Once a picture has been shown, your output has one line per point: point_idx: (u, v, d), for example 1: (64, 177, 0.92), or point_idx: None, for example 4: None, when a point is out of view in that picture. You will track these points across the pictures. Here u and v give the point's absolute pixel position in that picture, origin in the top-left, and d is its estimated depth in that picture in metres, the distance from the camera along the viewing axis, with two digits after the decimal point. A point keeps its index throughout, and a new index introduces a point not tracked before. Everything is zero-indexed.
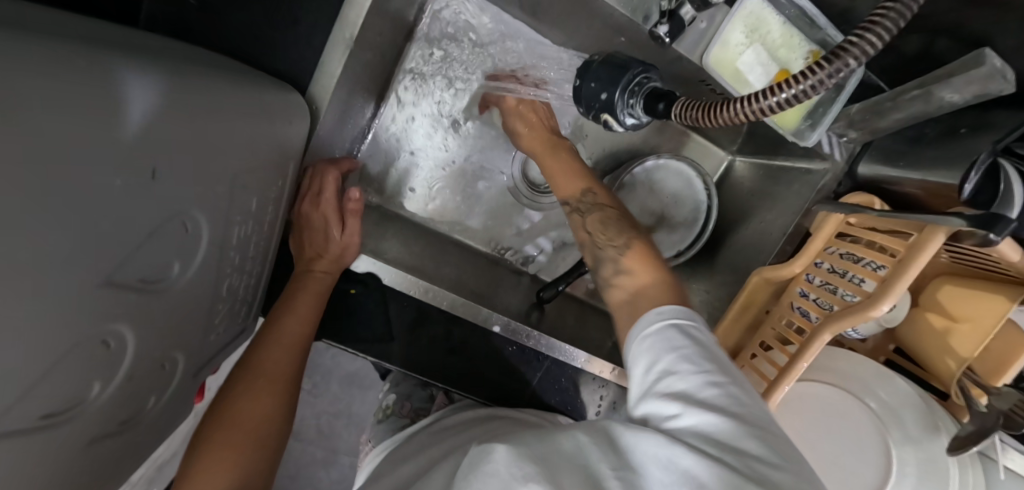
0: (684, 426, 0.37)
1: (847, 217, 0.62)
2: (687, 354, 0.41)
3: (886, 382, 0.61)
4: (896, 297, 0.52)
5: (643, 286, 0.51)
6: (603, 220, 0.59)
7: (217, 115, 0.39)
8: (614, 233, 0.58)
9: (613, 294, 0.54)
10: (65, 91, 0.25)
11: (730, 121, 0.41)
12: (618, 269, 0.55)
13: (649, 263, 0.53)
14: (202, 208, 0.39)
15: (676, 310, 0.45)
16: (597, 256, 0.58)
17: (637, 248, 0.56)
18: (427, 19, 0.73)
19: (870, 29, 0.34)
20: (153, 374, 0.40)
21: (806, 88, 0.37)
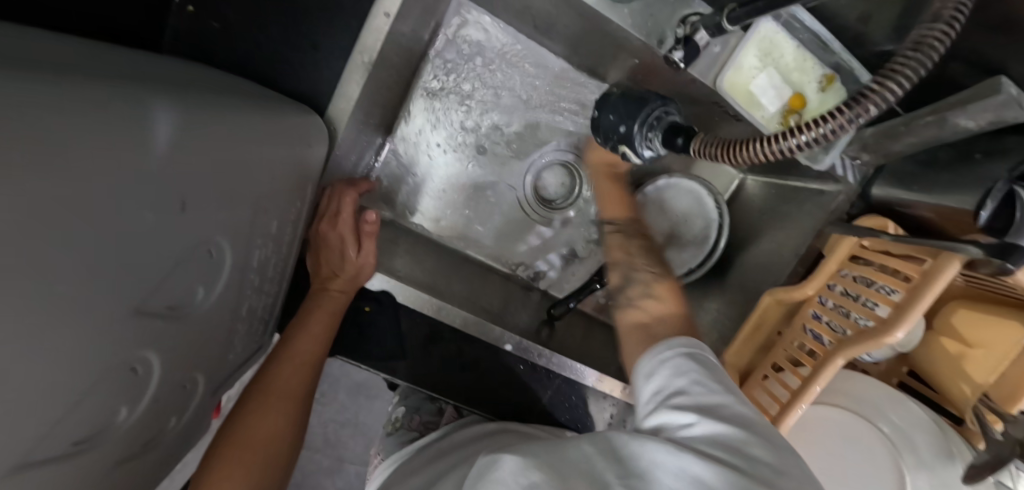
0: (697, 439, 0.39)
1: (860, 240, 0.61)
2: (694, 376, 0.43)
3: (900, 406, 0.60)
4: (910, 324, 0.52)
5: (669, 313, 0.52)
6: (646, 251, 0.62)
7: (241, 142, 0.39)
8: (651, 264, 0.60)
9: (627, 317, 0.55)
10: (101, 128, 0.26)
11: (751, 160, 0.42)
12: (648, 294, 0.55)
13: (677, 297, 0.55)
14: (226, 233, 0.40)
15: (691, 342, 0.47)
16: (627, 276, 0.59)
17: (670, 282, 0.57)
18: (442, 39, 0.73)
19: (893, 76, 0.34)
20: (175, 395, 0.40)
21: (827, 130, 0.37)
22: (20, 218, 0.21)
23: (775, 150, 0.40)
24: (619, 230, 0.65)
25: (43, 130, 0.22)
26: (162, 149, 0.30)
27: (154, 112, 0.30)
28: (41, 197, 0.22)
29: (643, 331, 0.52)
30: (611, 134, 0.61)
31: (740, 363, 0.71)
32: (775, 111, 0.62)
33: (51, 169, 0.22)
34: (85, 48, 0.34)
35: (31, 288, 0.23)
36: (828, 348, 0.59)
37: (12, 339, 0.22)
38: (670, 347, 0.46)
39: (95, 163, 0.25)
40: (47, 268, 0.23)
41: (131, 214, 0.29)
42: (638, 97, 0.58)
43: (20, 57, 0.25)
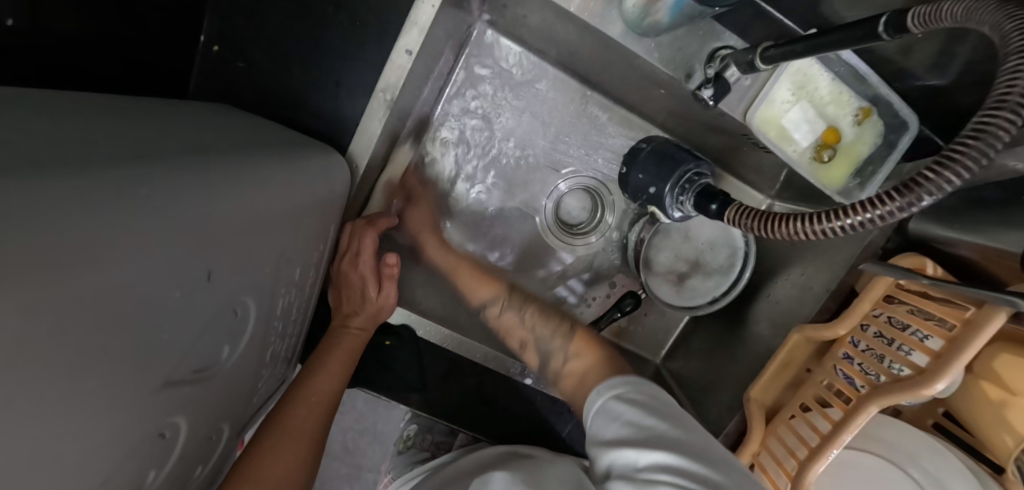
0: (642, 469, 0.41)
1: (896, 281, 0.59)
2: (627, 413, 0.47)
3: (936, 455, 0.58)
4: (950, 376, 0.50)
5: (590, 364, 0.59)
6: (540, 311, 0.69)
7: (265, 199, 0.39)
8: (552, 324, 0.67)
9: (568, 379, 0.60)
10: (128, 219, 0.26)
11: (791, 236, 0.41)
12: (567, 358, 0.62)
13: (593, 344, 0.62)
14: (251, 290, 0.40)
15: (616, 380, 0.52)
16: (543, 349, 0.66)
17: (580, 335, 0.65)
18: (466, 62, 0.73)
19: (948, 165, 0.31)
20: (201, 447, 0.41)
21: (872, 216, 0.34)
22: (44, 333, 0.21)
23: (815, 231, 0.38)
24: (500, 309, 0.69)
25: (68, 236, 0.22)
26: (189, 225, 0.30)
27: (179, 185, 0.30)
28: (67, 306, 0.22)
29: (578, 390, 0.57)
30: (641, 194, 0.66)
31: (766, 400, 0.69)
32: (807, 146, 0.60)
33: (84, 273, 0.22)
34: (117, 114, 0.35)
35: (58, 392, 0.22)
36: (860, 393, 0.57)
37: (38, 446, 0.22)
38: (601, 391, 0.52)
39: (123, 256, 0.25)
40: (74, 369, 0.23)
41: (158, 295, 0.29)
42: (672, 156, 0.62)
43: (60, 148, 0.25)
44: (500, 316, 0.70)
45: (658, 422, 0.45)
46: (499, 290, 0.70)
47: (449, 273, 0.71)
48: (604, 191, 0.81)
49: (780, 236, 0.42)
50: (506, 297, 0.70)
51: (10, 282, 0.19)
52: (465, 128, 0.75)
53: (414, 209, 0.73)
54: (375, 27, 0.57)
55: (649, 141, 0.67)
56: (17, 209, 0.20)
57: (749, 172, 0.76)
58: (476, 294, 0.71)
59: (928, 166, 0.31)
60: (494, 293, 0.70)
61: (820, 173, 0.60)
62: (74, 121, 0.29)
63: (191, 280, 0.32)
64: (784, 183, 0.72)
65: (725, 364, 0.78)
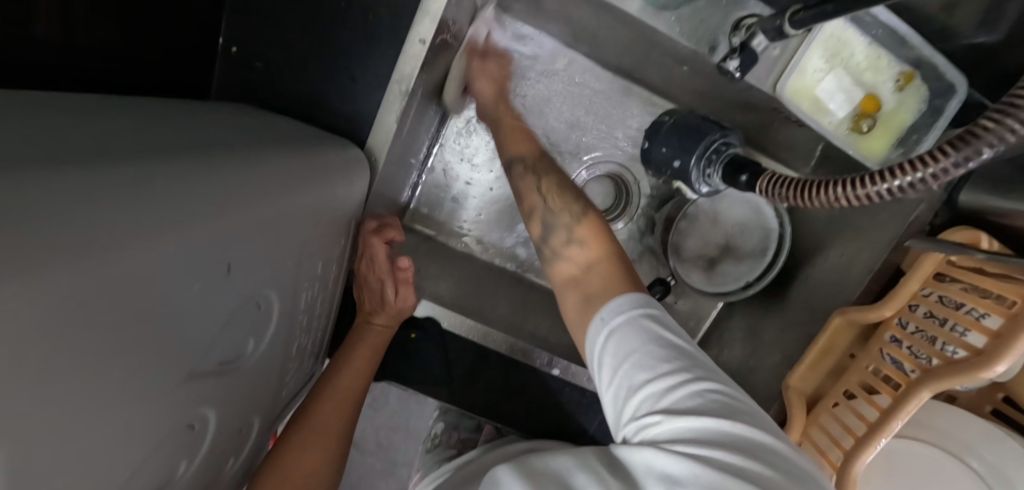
0: (663, 435, 0.34)
1: (947, 257, 0.55)
2: (644, 359, 0.38)
3: (996, 443, 0.54)
4: (1013, 357, 0.46)
5: (594, 263, 0.48)
6: (560, 184, 0.54)
7: (286, 192, 0.39)
8: (569, 196, 0.53)
9: (564, 264, 0.50)
10: (154, 213, 0.26)
11: (830, 204, 0.40)
12: (569, 240, 0.50)
13: (600, 233, 0.50)
14: (273, 285, 0.40)
15: (624, 298, 0.42)
16: (545, 223, 0.52)
17: (590, 218, 0.51)
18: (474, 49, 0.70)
19: (1010, 113, 0.29)
20: (231, 439, 0.41)
21: (926, 175, 0.33)
22: (77, 325, 0.21)
23: (859, 195, 0.38)
24: (526, 169, 0.56)
25: (102, 227, 0.22)
26: (214, 218, 0.31)
27: (202, 180, 0.30)
28: (98, 298, 0.22)
29: (575, 285, 0.47)
30: (664, 169, 0.64)
31: (807, 388, 0.65)
32: (844, 116, 0.56)
33: (117, 270, 0.23)
34: (137, 113, 0.35)
35: (86, 385, 0.22)
36: (911, 377, 0.53)
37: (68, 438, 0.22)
38: (603, 317, 0.42)
39: (151, 250, 0.25)
40: (107, 362, 0.24)
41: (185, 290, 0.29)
42: (696, 129, 0.60)
43: (88, 147, 0.26)
44: (521, 177, 0.56)
45: (679, 373, 0.37)
46: (530, 153, 0.57)
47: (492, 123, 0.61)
48: (630, 176, 0.79)
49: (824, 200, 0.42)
50: (535, 159, 0.57)
51: (41, 270, 0.19)
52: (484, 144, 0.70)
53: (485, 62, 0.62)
54: (388, 20, 0.58)
55: (671, 113, 0.65)
56: (40, 205, 0.20)
57: (780, 149, 0.72)
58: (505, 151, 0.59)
59: (989, 115, 0.30)
60: (528, 151, 0.58)
61: (859, 144, 0.57)
62: (96, 120, 0.30)
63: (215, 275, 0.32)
64: (821, 158, 0.68)
65: (762, 350, 0.75)
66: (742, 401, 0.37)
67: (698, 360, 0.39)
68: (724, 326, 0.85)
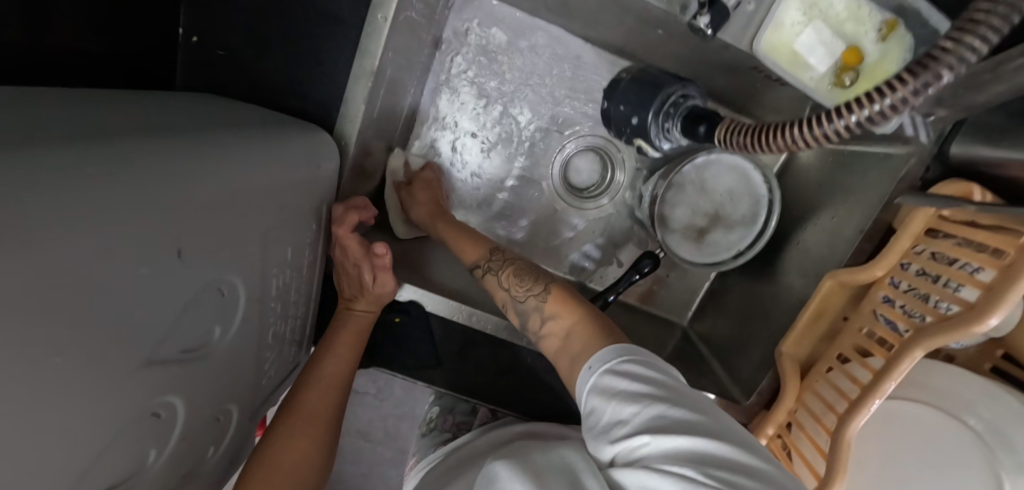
0: (652, 457, 0.35)
1: (939, 211, 0.53)
2: (628, 392, 0.39)
3: (994, 402, 0.52)
4: (1005, 308, 0.44)
5: (570, 331, 0.50)
6: (518, 272, 0.58)
7: (245, 175, 0.39)
8: (529, 281, 0.56)
9: (547, 341, 0.52)
10: (88, 194, 0.25)
11: (786, 148, 0.42)
12: (543, 319, 0.53)
13: (567, 302, 0.53)
14: (238, 271, 0.39)
15: (606, 351, 0.44)
16: (519, 310, 0.56)
17: (555, 291, 0.54)
18: (450, 31, 0.71)
19: (960, 43, 0.32)
20: (209, 427, 0.41)
21: (886, 105, 0.35)
22: (10, 307, 0.20)
23: (817, 135, 0.39)
24: (487, 269, 0.60)
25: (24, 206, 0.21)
26: (161, 200, 0.30)
27: (142, 163, 0.30)
28: (29, 280, 0.21)
29: (561, 357, 0.49)
30: (625, 126, 0.68)
31: (801, 353, 0.64)
32: (826, 71, 0.54)
33: (43, 252, 0.22)
34: (78, 100, 0.34)
35: (25, 371, 0.22)
36: (903, 337, 0.52)
37: (15, 424, 0.22)
38: (591, 365, 0.44)
39: (86, 232, 0.24)
40: (50, 346, 0.23)
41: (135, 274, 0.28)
42: (654, 82, 0.62)
43: (10, 130, 0.25)
44: (485, 277, 0.60)
45: (661, 399, 0.38)
46: (484, 250, 0.62)
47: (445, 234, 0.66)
48: (615, 150, 0.78)
49: (779, 149, 0.42)
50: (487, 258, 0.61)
51: None
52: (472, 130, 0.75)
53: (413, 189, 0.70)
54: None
55: (629, 71, 0.68)
56: None
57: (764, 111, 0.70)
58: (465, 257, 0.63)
59: (941, 44, 0.33)
60: (482, 250, 0.62)
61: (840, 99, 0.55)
62: (30, 106, 0.29)
63: (168, 260, 0.31)
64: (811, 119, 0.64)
65: (755, 319, 0.74)
66: (724, 422, 0.38)
67: (680, 387, 0.41)
68: (720, 295, 0.84)
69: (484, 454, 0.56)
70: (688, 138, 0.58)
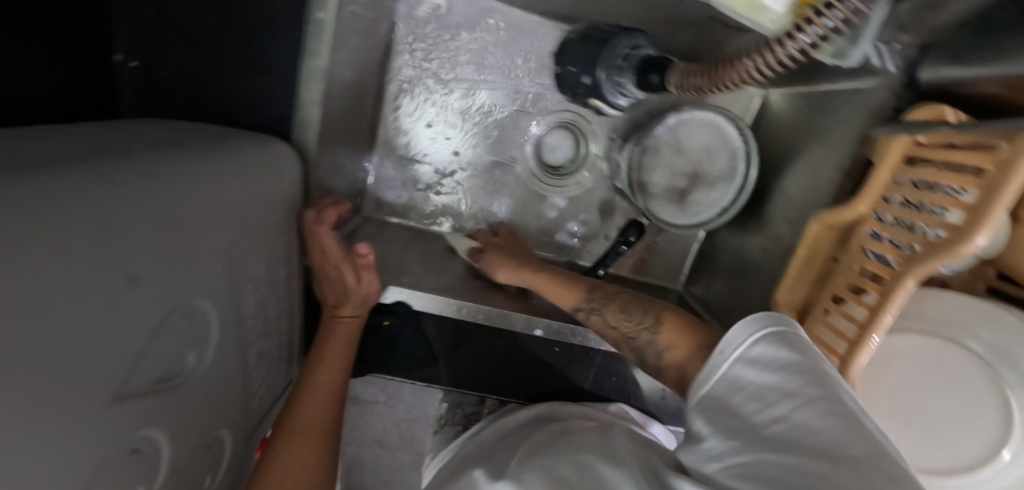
0: (751, 460, 0.34)
1: (915, 138, 0.52)
2: (753, 388, 0.38)
3: (992, 321, 0.53)
4: (990, 226, 0.43)
5: (691, 359, 0.46)
6: (627, 305, 0.56)
7: (199, 191, 0.37)
8: (636, 312, 0.54)
9: (668, 376, 0.49)
10: (29, 225, 0.24)
11: (743, 82, 0.44)
12: (660, 349, 0.49)
13: (683, 329, 0.49)
14: (206, 293, 0.38)
15: (737, 332, 0.41)
16: (635, 346, 0.52)
17: (667, 320, 0.51)
18: (401, 21, 0.70)
19: None
20: (201, 456, 0.40)
21: (834, 24, 0.36)
22: None
23: (769, 63, 0.41)
24: (590, 311, 0.58)
25: None
26: (111, 228, 0.29)
27: (80, 190, 0.28)
28: None
29: (683, 388, 0.46)
30: (577, 86, 0.67)
31: (796, 300, 0.63)
32: (784, 10, 0.51)
33: None
34: (6, 133, 0.33)
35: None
36: (894, 269, 0.51)
37: None
38: (721, 351, 0.41)
39: (33, 265, 0.23)
40: (13, 394, 0.22)
41: (94, 308, 0.27)
42: (599, 38, 0.62)
43: None
44: (590, 320, 0.58)
45: (788, 395, 0.35)
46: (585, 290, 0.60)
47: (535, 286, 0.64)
48: (586, 120, 0.77)
49: (735, 84, 0.45)
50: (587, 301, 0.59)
51: None
52: (441, 120, 0.74)
53: (495, 249, 0.69)
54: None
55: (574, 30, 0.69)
56: None
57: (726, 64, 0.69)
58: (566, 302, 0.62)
59: None
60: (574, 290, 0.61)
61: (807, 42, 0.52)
62: None
63: (130, 288, 0.30)
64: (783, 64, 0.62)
65: (747, 274, 0.73)
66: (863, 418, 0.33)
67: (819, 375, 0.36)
68: (710, 255, 0.83)
69: (493, 446, 0.55)
70: (644, 88, 0.59)
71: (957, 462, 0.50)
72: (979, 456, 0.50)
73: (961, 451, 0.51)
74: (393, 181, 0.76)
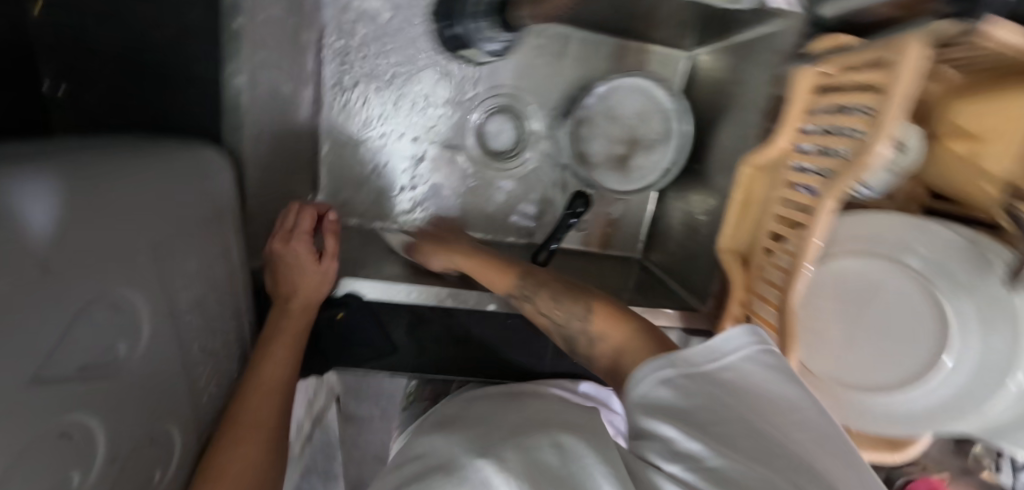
0: (678, 436, 0.33)
1: (820, 67, 0.54)
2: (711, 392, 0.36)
3: (924, 234, 0.53)
4: (888, 137, 0.45)
5: (623, 344, 0.48)
6: (554, 295, 0.57)
7: (123, 187, 0.38)
8: (569, 303, 0.55)
9: (598, 365, 0.51)
10: None
11: None
12: (592, 337, 0.51)
13: (613, 316, 0.51)
14: (135, 285, 0.39)
15: (732, 341, 0.40)
16: (567, 333, 0.54)
17: (599, 308, 0.53)
18: (328, 24, 0.71)
19: None
20: (142, 448, 0.40)
21: None
22: None
23: None
24: (521, 298, 0.60)
25: None
26: (38, 214, 0.30)
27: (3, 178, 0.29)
28: None
29: (616, 374, 0.48)
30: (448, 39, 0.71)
31: (740, 245, 0.65)
32: None
33: None
34: None
35: None
36: (816, 194, 0.53)
37: None
38: (670, 357, 0.40)
39: None
40: None
41: (19, 286, 0.28)
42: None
43: None
44: (523, 305, 0.59)
45: (744, 406, 0.35)
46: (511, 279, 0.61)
47: (472, 270, 0.65)
48: (524, 101, 0.79)
49: None
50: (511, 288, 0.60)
51: None
52: (382, 118, 0.76)
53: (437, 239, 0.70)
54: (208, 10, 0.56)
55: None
56: None
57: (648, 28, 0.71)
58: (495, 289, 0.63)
59: None
60: (505, 278, 0.62)
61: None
62: None
63: (52, 275, 0.31)
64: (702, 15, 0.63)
65: (696, 229, 0.74)
66: (827, 455, 0.31)
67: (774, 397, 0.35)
68: (664, 218, 0.84)
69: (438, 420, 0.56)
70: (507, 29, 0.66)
71: (907, 375, 0.53)
72: (922, 363, 0.52)
73: (904, 362, 0.54)
74: (338, 181, 0.77)
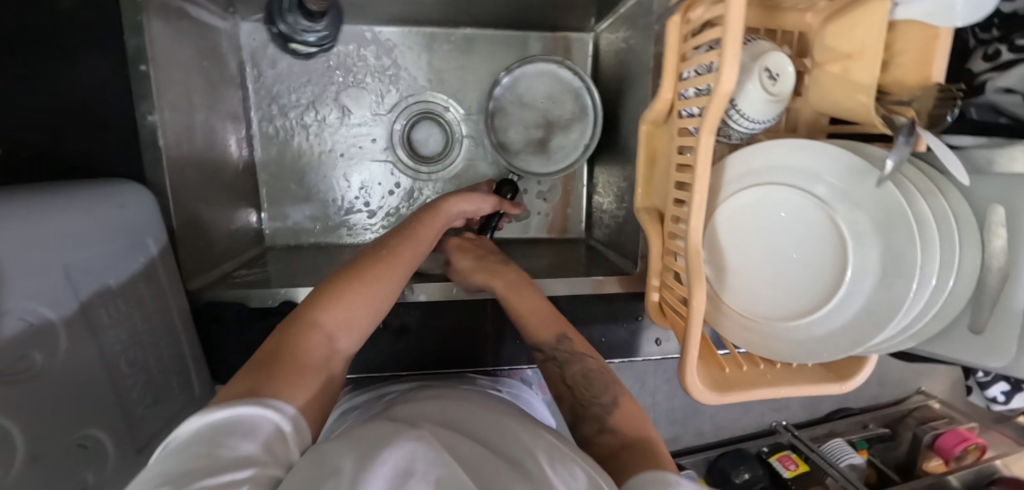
0: None
1: (681, 14, 0.56)
2: None
3: (834, 159, 0.52)
4: (734, 63, 0.46)
5: (633, 442, 0.50)
6: (592, 375, 0.58)
7: (29, 213, 0.42)
8: (598, 389, 0.57)
9: (595, 451, 0.52)
10: None
11: None
12: (602, 428, 0.53)
13: (637, 419, 0.54)
14: (50, 301, 0.43)
15: None
16: (577, 412, 0.56)
17: (625, 406, 0.55)
18: (249, 63, 0.78)
19: None
20: (65, 451, 0.43)
21: None
22: None
23: None
24: (551, 359, 0.60)
25: None
26: None
27: None
28: None
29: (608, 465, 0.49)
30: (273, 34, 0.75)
31: (653, 202, 0.66)
32: None
33: None
34: None
35: None
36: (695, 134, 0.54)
37: None
38: None
39: None
40: None
41: None
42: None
43: None
44: (547, 366, 0.61)
45: None
46: (561, 335, 0.61)
47: (512, 309, 0.63)
48: (443, 105, 0.85)
49: None
50: (557, 347, 0.60)
51: None
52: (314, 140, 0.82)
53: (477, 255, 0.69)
54: None
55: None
56: None
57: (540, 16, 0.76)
58: (532, 333, 0.62)
59: None
60: (554, 333, 0.61)
61: None
62: None
63: None
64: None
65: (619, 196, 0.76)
66: None
67: None
68: (597, 194, 0.86)
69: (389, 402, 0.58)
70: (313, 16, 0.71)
71: (821, 298, 0.54)
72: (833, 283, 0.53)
73: (815, 290, 0.54)
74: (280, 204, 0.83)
